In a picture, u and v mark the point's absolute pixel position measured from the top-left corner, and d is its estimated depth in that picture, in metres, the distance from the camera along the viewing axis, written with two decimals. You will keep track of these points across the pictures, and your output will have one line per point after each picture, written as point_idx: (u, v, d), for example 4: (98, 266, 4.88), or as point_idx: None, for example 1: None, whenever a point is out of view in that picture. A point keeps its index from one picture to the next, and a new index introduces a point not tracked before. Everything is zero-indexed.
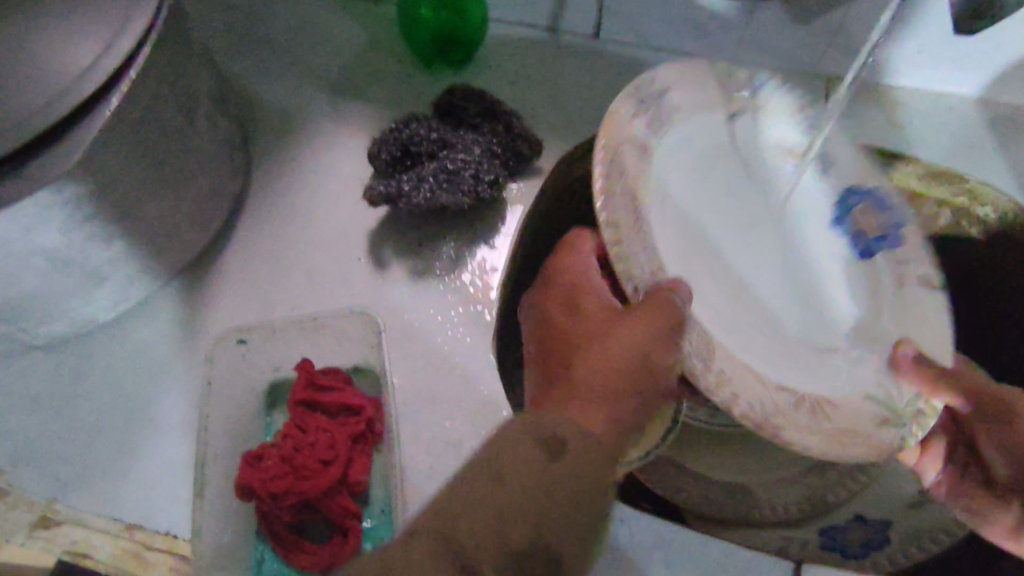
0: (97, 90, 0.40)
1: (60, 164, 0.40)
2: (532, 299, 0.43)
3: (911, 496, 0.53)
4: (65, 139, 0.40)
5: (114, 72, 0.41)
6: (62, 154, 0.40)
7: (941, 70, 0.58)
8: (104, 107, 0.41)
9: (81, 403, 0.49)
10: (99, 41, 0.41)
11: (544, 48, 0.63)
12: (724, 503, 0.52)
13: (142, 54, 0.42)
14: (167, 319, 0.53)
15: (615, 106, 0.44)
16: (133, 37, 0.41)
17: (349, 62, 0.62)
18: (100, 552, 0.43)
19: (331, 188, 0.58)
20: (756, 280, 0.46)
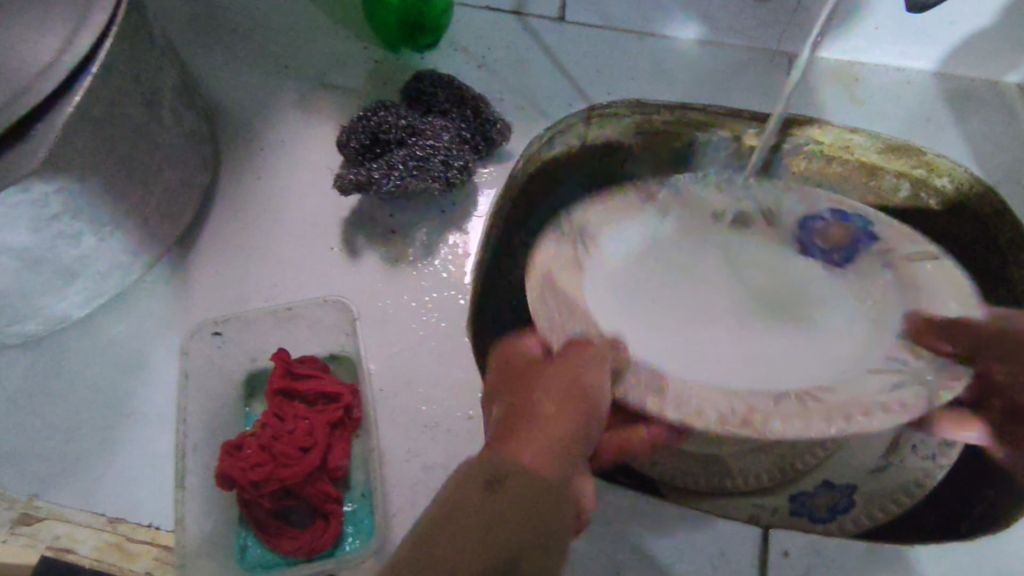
0: (57, 88, 0.39)
1: (22, 164, 0.39)
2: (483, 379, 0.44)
3: (877, 461, 0.51)
4: (26, 138, 0.39)
5: (75, 69, 0.40)
6: (22, 154, 0.39)
7: (895, 46, 0.63)
8: (65, 104, 0.40)
9: (57, 400, 0.49)
10: (58, 34, 0.40)
11: (514, 34, 0.66)
12: (694, 475, 0.49)
13: (103, 50, 0.41)
14: (139, 313, 0.52)
15: (541, 248, 0.46)
16: (93, 33, 0.40)
17: (316, 51, 0.63)
18: (83, 547, 0.44)
19: (302, 177, 0.58)
20: (736, 361, 0.42)
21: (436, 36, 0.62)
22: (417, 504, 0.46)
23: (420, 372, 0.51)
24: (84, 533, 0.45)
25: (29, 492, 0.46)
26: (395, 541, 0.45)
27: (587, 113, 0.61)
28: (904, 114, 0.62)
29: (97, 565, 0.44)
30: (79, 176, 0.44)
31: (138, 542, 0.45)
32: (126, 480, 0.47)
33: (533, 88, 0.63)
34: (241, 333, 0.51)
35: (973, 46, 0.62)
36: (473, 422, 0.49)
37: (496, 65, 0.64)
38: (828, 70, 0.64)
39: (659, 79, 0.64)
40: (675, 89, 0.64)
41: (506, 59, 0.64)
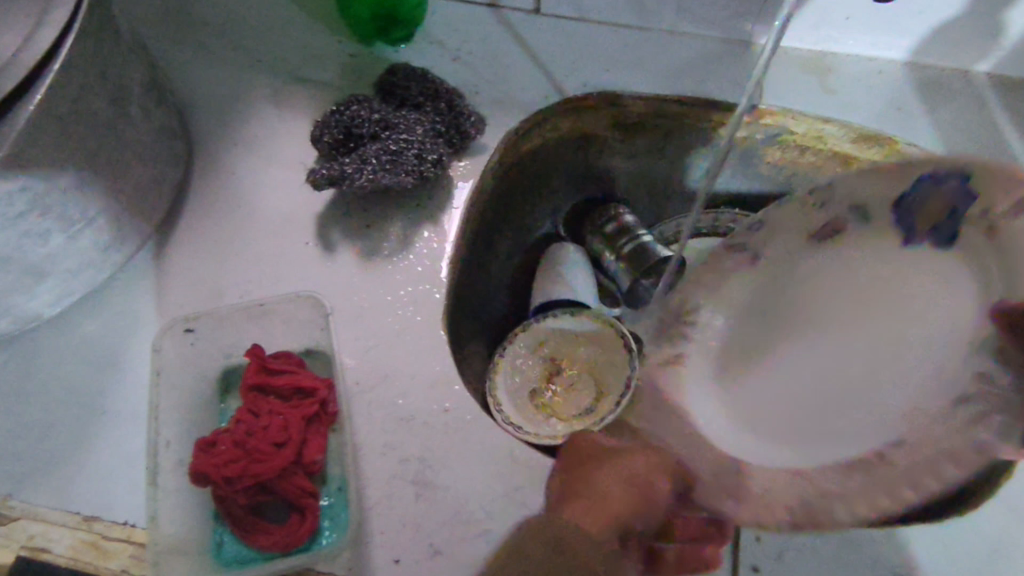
0: (18, 86, 0.39)
1: None
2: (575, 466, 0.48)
3: None
4: None
5: (36, 66, 0.40)
6: None
7: (867, 36, 0.64)
8: (26, 102, 0.40)
9: (30, 400, 0.49)
10: (18, 30, 0.39)
11: (488, 26, 0.65)
12: None
13: (66, 47, 0.41)
14: (113, 311, 0.52)
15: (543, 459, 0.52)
16: (55, 28, 0.40)
17: (289, 45, 0.62)
18: (57, 547, 0.45)
19: (276, 172, 0.58)
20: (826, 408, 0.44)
21: (410, 30, 0.61)
22: (393, 498, 0.46)
23: (396, 366, 0.51)
24: (60, 532, 0.45)
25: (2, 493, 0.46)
26: (372, 534, 0.45)
27: (564, 104, 0.64)
28: (875, 103, 0.63)
29: (72, 563, 0.44)
30: (44, 173, 0.43)
31: (114, 541, 0.45)
32: (101, 479, 0.47)
33: (507, 81, 0.63)
34: (215, 330, 0.50)
35: (944, 36, 0.62)
36: (449, 415, 0.49)
37: (471, 58, 0.64)
38: (800, 61, 0.64)
39: (634, 71, 0.65)
40: (650, 80, 0.64)
41: (480, 51, 0.64)
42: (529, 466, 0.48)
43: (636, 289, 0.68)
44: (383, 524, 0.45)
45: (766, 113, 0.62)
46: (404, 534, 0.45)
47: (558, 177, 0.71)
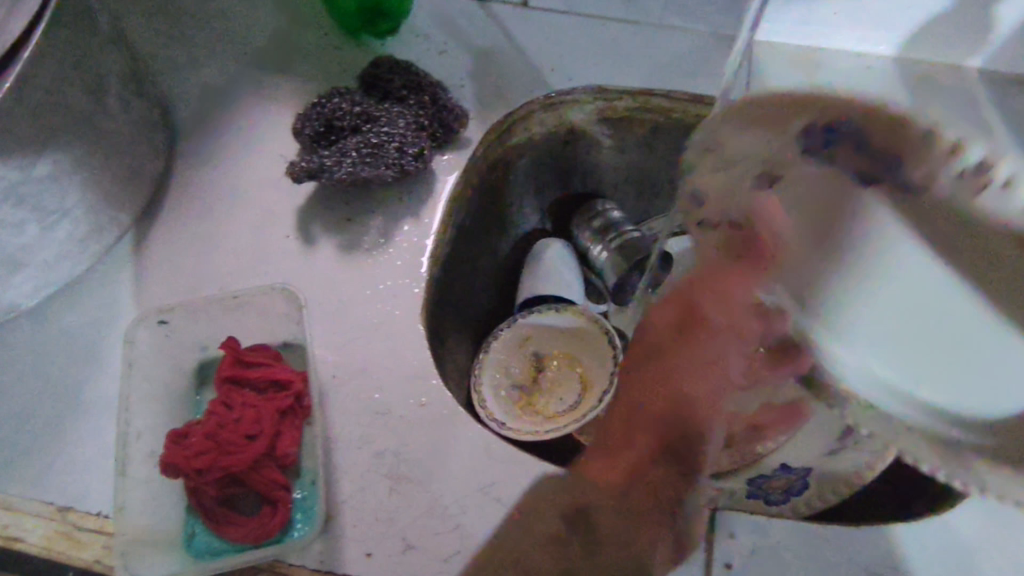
0: None
1: None
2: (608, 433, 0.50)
3: None
4: None
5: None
6: None
7: (855, 32, 0.63)
8: None
9: (8, 390, 0.49)
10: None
11: (473, 20, 0.65)
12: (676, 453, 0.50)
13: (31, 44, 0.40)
14: (91, 303, 0.52)
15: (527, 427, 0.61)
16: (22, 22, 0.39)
17: (273, 38, 0.62)
18: (31, 535, 0.45)
19: (259, 165, 0.58)
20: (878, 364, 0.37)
21: (397, 21, 0.61)
22: (367, 491, 0.46)
23: (373, 360, 0.51)
24: (33, 521, 0.45)
25: None
26: (345, 527, 0.45)
27: (545, 101, 0.63)
28: (867, 96, 0.62)
29: (46, 552, 0.45)
30: (13, 162, 0.43)
31: (87, 531, 0.45)
32: (76, 469, 0.47)
33: (492, 75, 0.63)
34: (188, 324, 0.50)
35: (933, 31, 0.62)
36: (425, 409, 0.49)
37: (455, 51, 0.63)
38: (790, 55, 0.64)
39: (620, 65, 0.64)
40: (636, 74, 0.64)
41: (466, 44, 0.64)
42: (504, 460, 0.48)
43: (626, 285, 0.70)
44: (355, 517, 0.45)
45: None
46: (377, 527, 0.45)
47: (545, 172, 0.71)
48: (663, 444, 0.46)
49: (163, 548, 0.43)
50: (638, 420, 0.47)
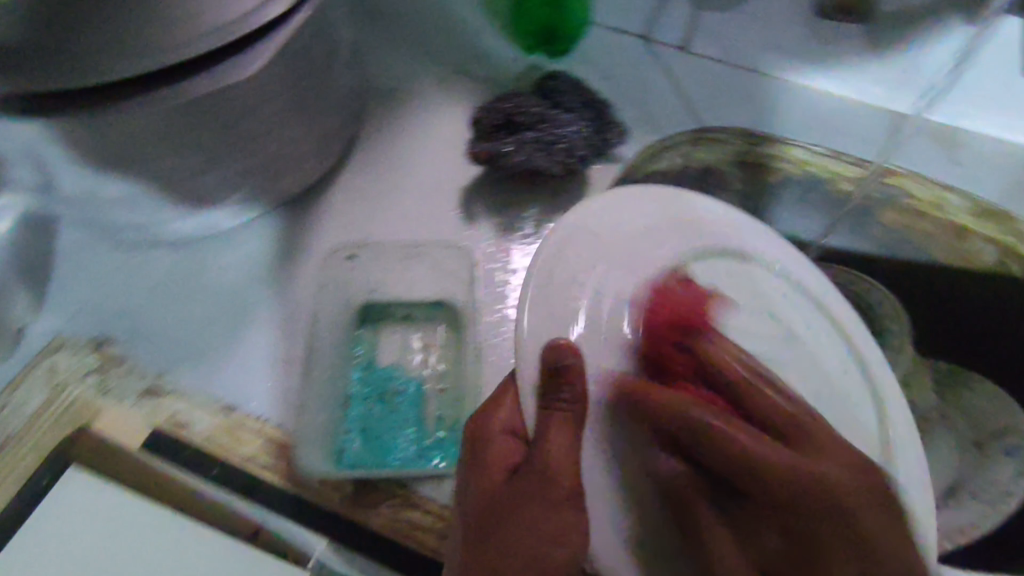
0: (270, 24, 0.44)
1: (237, 73, 0.44)
2: (475, 446, 0.41)
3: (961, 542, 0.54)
4: (238, 55, 0.44)
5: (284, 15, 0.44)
6: (240, 64, 0.44)
7: (997, 119, 0.65)
8: (267, 41, 0.45)
9: (195, 296, 0.56)
10: None
11: (639, 53, 0.71)
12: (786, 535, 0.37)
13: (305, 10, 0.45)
14: (272, 236, 0.59)
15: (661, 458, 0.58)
16: None
17: (459, 42, 0.70)
18: (198, 425, 0.50)
19: (434, 144, 0.64)
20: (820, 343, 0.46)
21: (568, 49, 0.68)
22: None
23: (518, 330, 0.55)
24: (202, 413, 0.50)
25: (158, 370, 0.52)
26: None
27: (695, 134, 0.67)
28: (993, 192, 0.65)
29: (208, 443, 0.49)
30: (257, 100, 0.48)
31: (249, 430, 0.50)
32: (245, 376, 0.53)
33: (647, 103, 0.69)
34: (373, 263, 0.58)
35: None
36: None
37: (617, 78, 0.70)
38: (929, 132, 0.67)
39: (768, 112, 0.68)
40: (780, 125, 0.68)
41: (626, 74, 0.70)
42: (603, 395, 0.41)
43: None
44: None
45: (890, 172, 0.66)
46: None
47: None
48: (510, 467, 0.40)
49: (324, 452, 0.50)
50: (518, 521, 0.37)
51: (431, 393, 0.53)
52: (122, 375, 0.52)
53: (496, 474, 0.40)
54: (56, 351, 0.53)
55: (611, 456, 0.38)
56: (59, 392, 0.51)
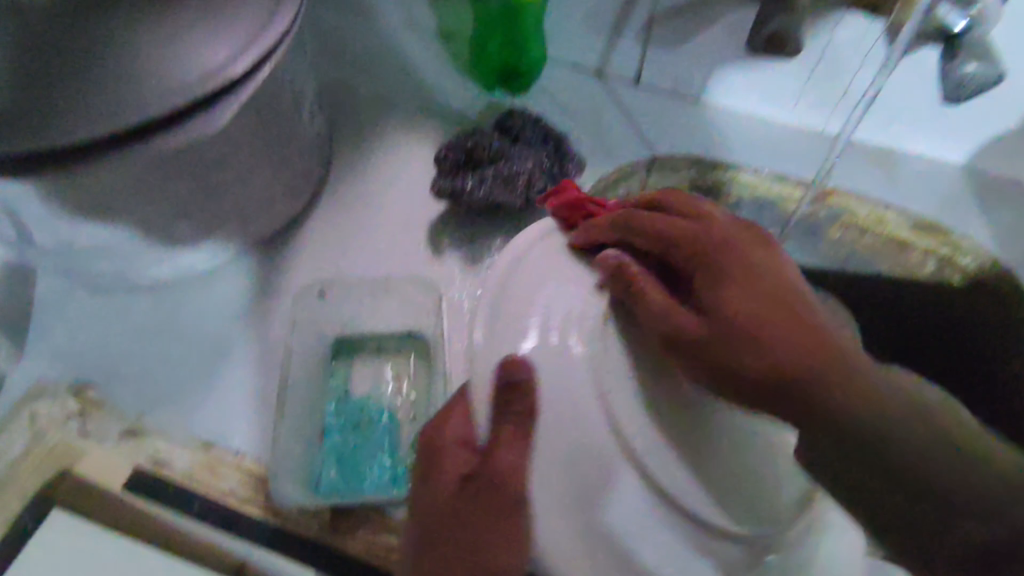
0: (237, 79, 0.46)
1: (207, 127, 0.46)
2: (425, 462, 0.38)
3: None
4: (209, 109, 0.46)
5: (249, 71, 0.47)
6: (209, 118, 0.46)
7: (928, 140, 0.69)
8: (236, 96, 0.47)
9: (173, 338, 0.58)
10: (241, 36, 0.47)
11: (593, 88, 0.75)
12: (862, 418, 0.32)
13: (270, 65, 0.48)
14: (247, 276, 0.62)
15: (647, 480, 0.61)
16: (261, 51, 0.47)
17: (422, 84, 0.74)
18: (178, 462, 0.51)
19: (402, 182, 0.67)
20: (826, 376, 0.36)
21: (525, 84, 0.72)
22: None
23: None
24: (182, 451, 0.52)
25: (138, 411, 0.54)
26: None
27: (649, 164, 0.70)
28: (927, 209, 0.68)
29: (188, 479, 0.51)
30: (227, 148, 0.51)
31: (228, 465, 0.52)
32: (224, 413, 0.54)
33: (603, 136, 0.73)
34: (343, 298, 0.60)
35: (1000, 147, 0.67)
36: None
37: (574, 113, 0.73)
38: (867, 153, 0.71)
39: (717, 139, 0.72)
40: (728, 151, 0.72)
41: (582, 109, 0.74)
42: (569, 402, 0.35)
43: None
44: None
45: (829, 194, 0.69)
46: None
47: None
48: (463, 480, 0.36)
49: (299, 483, 0.51)
50: (463, 534, 0.35)
51: (403, 422, 0.55)
52: (101, 418, 0.53)
53: (444, 490, 0.36)
54: (38, 397, 0.54)
55: (555, 466, 0.35)
56: (40, 438, 0.52)
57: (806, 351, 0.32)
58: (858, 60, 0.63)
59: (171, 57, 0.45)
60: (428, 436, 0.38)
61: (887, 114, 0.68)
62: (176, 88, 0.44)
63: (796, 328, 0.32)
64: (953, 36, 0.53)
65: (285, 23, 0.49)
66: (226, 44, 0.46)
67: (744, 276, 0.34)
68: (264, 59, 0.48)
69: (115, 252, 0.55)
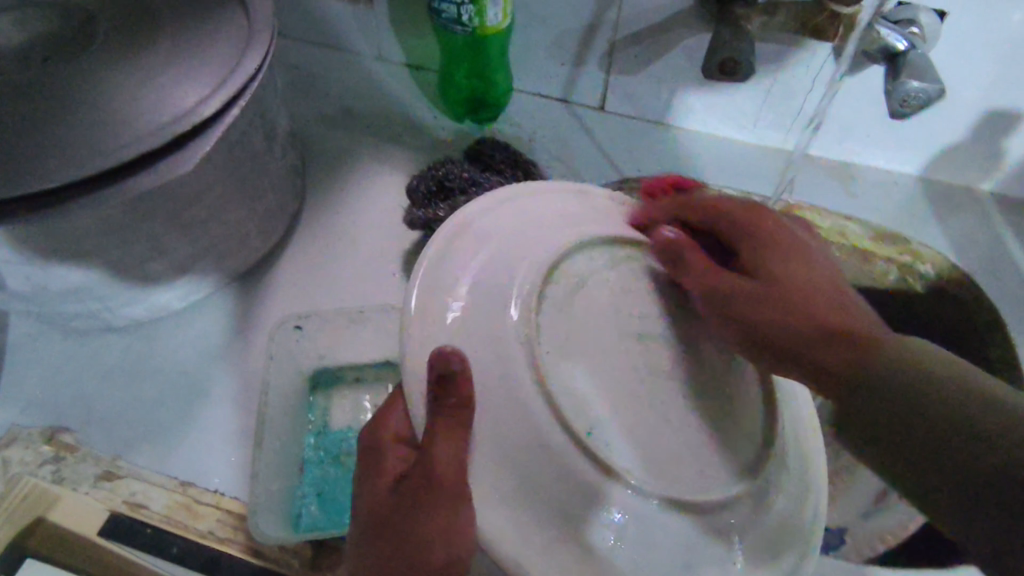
0: (207, 119, 0.47)
1: (181, 165, 0.46)
2: (363, 465, 0.39)
3: None
4: (183, 149, 0.47)
5: (219, 110, 0.48)
6: (183, 157, 0.47)
7: (883, 153, 0.72)
8: (208, 135, 0.48)
9: (148, 378, 0.58)
10: (210, 83, 0.49)
11: (560, 115, 0.77)
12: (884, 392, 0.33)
13: (240, 104, 0.49)
14: (222, 313, 0.62)
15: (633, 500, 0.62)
16: (229, 92, 0.48)
17: (392, 117, 0.75)
18: (154, 505, 0.50)
19: (375, 213, 0.68)
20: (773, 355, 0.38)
21: (493, 113, 0.75)
22: None
23: None
24: (158, 492, 0.51)
25: (113, 454, 0.53)
26: None
27: (619, 185, 0.72)
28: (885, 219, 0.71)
29: (165, 521, 0.50)
30: (198, 187, 0.51)
31: (206, 504, 0.51)
32: (201, 452, 0.54)
33: (571, 161, 0.74)
34: (319, 331, 0.60)
35: (950, 157, 0.70)
36: None
37: (542, 139, 0.75)
38: (825, 168, 0.74)
39: (681, 160, 0.74)
40: (693, 171, 0.74)
41: (550, 135, 0.76)
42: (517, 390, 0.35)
43: None
44: None
45: (792, 207, 0.70)
46: None
47: None
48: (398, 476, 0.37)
49: (280, 519, 0.50)
50: (400, 529, 0.35)
51: None
52: (76, 464, 0.53)
53: (386, 479, 0.37)
54: (9, 444, 0.53)
55: (501, 457, 0.35)
56: (12, 485, 0.51)
57: (828, 325, 0.36)
58: (809, 78, 0.65)
59: (147, 106, 0.48)
60: (365, 439, 0.39)
61: (843, 130, 0.71)
62: (148, 132, 0.46)
63: (809, 304, 0.37)
64: (897, 57, 0.55)
65: (253, 63, 0.50)
66: (196, 90, 0.49)
67: (794, 252, 0.39)
68: (233, 101, 0.49)
69: (88, 295, 0.55)
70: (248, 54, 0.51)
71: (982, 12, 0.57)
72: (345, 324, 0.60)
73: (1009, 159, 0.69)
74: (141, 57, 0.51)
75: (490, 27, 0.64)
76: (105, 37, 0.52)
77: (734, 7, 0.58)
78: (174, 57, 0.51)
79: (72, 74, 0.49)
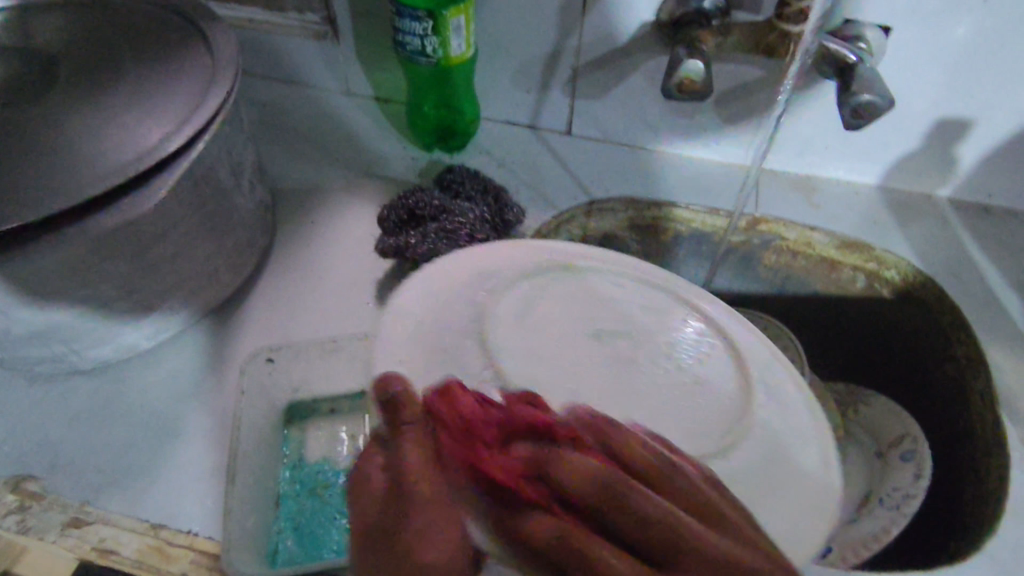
0: (172, 155, 0.48)
1: (147, 201, 0.47)
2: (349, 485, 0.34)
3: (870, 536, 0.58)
4: (149, 184, 0.48)
5: (183, 146, 0.49)
6: (148, 194, 0.48)
7: (845, 164, 0.74)
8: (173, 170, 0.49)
9: (118, 420, 0.57)
10: (174, 119, 0.50)
11: (527, 140, 0.78)
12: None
13: (205, 138, 0.50)
14: (194, 351, 0.61)
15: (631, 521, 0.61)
16: (194, 126, 0.49)
17: (362, 149, 0.76)
18: (125, 550, 0.49)
19: (347, 244, 0.68)
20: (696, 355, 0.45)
21: (461, 142, 0.76)
22: None
23: None
24: (128, 537, 0.50)
25: (81, 500, 0.52)
26: None
27: (588, 207, 0.73)
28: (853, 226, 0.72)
29: (136, 566, 0.48)
30: (164, 221, 0.51)
31: (178, 546, 0.49)
32: (173, 492, 0.52)
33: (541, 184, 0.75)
34: (293, 364, 0.59)
35: (907, 165, 0.72)
36: None
37: (512, 164, 0.76)
38: (789, 180, 0.75)
39: (649, 178, 0.75)
40: (660, 188, 0.75)
41: (520, 160, 0.77)
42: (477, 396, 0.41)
43: None
44: None
45: (760, 220, 0.72)
46: None
47: None
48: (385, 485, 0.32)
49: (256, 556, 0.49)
50: (400, 536, 0.30)
51: None
52: (42, 512, 0.51)
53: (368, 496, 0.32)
54: None
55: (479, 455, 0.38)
56: None
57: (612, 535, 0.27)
58: (766, 93, 0.67)
59: (110, 145, 0.48)
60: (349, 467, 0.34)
61: (803, 143, 0.73)
62: (112, 169, 0.46)
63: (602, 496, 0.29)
64: (846, 70, 0.57)
65: (217, 96, 0.51)
66: (160, 129, 0.49)
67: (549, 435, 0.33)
68: (197, 136, 0.50)
69: (52, 338, 0.54)
70: (212, 89, 0.52)
71: (923, 24, 0.60)
72: (319, 354, 0.60)
73: (963, 163, 0.70)
74: (105, 99, 0.51)
75: (455, 57, 0.66)
76: (65, 80, 0.52)
77: (689, 31, 0.61)
78: (139, 96, 0.51)
79: (34, 118, 0.49)
